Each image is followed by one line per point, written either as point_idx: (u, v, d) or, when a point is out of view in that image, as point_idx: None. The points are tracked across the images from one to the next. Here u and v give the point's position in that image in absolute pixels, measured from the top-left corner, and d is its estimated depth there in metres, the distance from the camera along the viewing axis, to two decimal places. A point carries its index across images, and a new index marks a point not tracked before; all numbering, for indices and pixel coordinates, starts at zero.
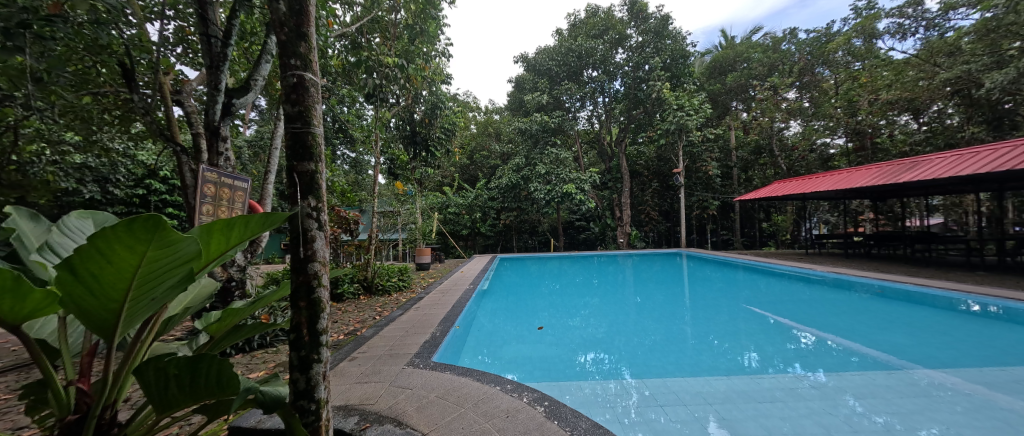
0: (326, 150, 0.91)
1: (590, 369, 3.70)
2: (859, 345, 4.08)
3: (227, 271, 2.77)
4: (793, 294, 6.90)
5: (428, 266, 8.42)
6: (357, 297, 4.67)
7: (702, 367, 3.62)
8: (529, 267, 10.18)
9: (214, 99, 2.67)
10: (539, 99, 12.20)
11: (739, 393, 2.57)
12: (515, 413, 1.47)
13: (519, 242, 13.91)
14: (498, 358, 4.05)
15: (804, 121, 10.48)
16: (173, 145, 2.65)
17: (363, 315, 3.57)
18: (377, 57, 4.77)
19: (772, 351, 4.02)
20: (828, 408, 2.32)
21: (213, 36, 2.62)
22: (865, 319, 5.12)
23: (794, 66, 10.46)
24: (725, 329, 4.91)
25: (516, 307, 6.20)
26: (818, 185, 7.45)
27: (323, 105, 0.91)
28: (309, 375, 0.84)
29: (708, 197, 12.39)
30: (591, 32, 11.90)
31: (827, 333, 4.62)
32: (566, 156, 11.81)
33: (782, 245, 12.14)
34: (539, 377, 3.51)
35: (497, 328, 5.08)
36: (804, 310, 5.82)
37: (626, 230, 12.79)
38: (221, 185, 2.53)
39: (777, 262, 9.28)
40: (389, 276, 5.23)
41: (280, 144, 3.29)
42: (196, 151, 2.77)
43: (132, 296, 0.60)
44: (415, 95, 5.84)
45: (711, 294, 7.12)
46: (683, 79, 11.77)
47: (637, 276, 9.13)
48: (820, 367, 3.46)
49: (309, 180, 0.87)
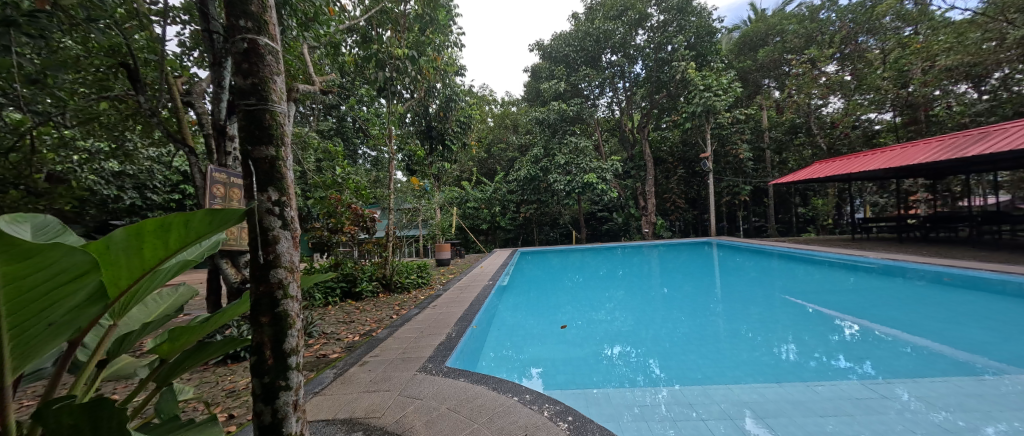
0: (288, 131, 0.78)
1: (615, 362, 3.52)
2: (916, 339, 3.67)
3: (241, 272, 2.73)
4: (837, 282, 6.39)
5: (448, 261, 8.37)
6: (376, 294, 4.62)
7: (738, 360, 3.35)
8: (550, 261, 10.00)
9: (219, 97, 2.60)
10: (556, 87, 11.86)
11: (794, 404, 2.28)
12: (534, 431, 1.29)
13: (540, 235, 13.67)
14: (522, 352, 3.93)
15: (844, 95, 9.68)
16: (182, 145, 2.62)
17: (380, 314, 3.50)
18: (387, 49, 4.67)
19: (815, 343, 3.69)
20: (909, 424, 2.00)
21: (215, 31, 2.52)
22: (921, 309, 4.65)
23: (834, 36, 9.66)
24: (761, 320, 4.58)
25: (538, 301, 6.03)
26: (866, 164, 6.76)
27: (283, 78, 0.79)
28: (275, 406, 0.70)
29: (739, 182, 11.80)
30: (609, 14, 11.37)
31: (878, 324, 4.20)
32: (586, 145, 11.47)
33: (822, 231, 11.32)
34: (564, 373, 3.34)
35: (519, 323, 4.95)
36: (850, 299, 5.35)
37: (651, 219, 12.36)
38: (230, 185, 2.48)
39: (818, 249, 8.63)
40: (408, 274, 5.17)
41: None
42: (206, 152, 2.74)
43: (13, 324, 0.46)
44: (428, 88, 5.77)
45: (745, 284, 6.69)
46: (710, 57, 11.06)
47: (664, 267, 8.75)
48: (875, 363, 3.11)
49: (269, 166, 0.75)
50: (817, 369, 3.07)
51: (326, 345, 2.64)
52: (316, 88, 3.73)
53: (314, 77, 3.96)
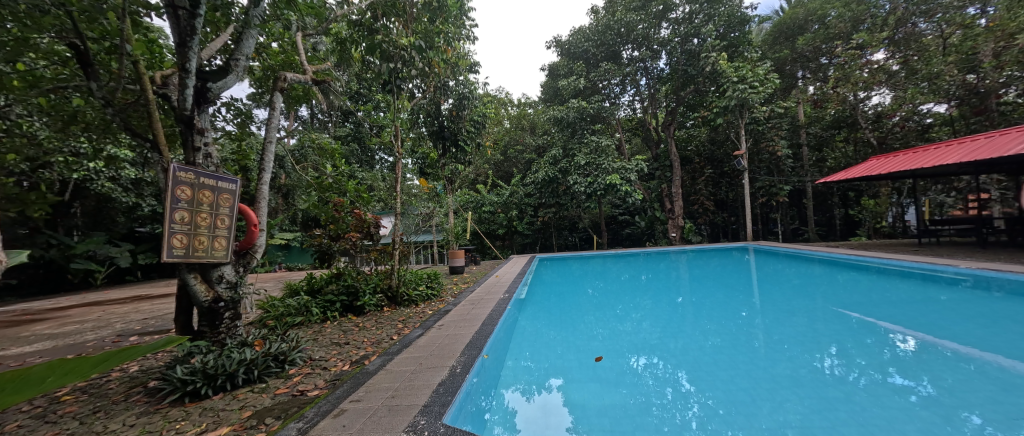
0: None
1: (641, 376, 3.12)
2: (1007, 360, 3.07)
3: (214, 290, 2.33)
4: (896, 291, 5.59)
5: (462, 269, 7.83)
6: (380, 308, 4.16)
7: (783, 379, 2.90)
8: (570, 267, 9.44)
9: (184, 83, 2.12)
10: (575, 84, 11.27)
11: None
12: None
13: (559, 240, 13.03)
14: (544, 360, 3.56)
15: (892, 88, 8.75)
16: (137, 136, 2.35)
17: (379, 335, 3.05)
18: (391, 39, 4.35)
19: (876, 358, 3.20)
20: None
21: (179, 5, 2.05)
22: (989, 320, 4.03)
23: (886, 18, 8.71)
24: (804, 330, 4.01)
25: (555, 310, 5.48)
26: (937, 158, 5.85)
27: None
28: None
29: (776, 182, 10.92)
30: (632, 5, 10.69)
31: (953, 340, 3.56)
32: (608, 144, 10.81)
33: (874, 234, 10.21)
34: (589, 386, 2.97)
35: (538, 329, 4.54)
36: (910, 309, 4.65)
37: (678, 223, 11.57)
38: (201, 187, 2.20)
39: (869, 254, 7.75)
40: (416, 285, 4.75)
41: (277, 139, 2.78)
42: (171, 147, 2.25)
43: None
44: (439, 84, 5.63)
45: (782, 291, 6.06)
46: (742, 47, 10.24)
47: (693, 273, 8.02)
48: (949, 390, 2.62)
49: None
50: (877, 394, 2.62)
51: (308, 378, 2.19)
52: (307, 78, 3.34)
53: (309, 67, 3.61)
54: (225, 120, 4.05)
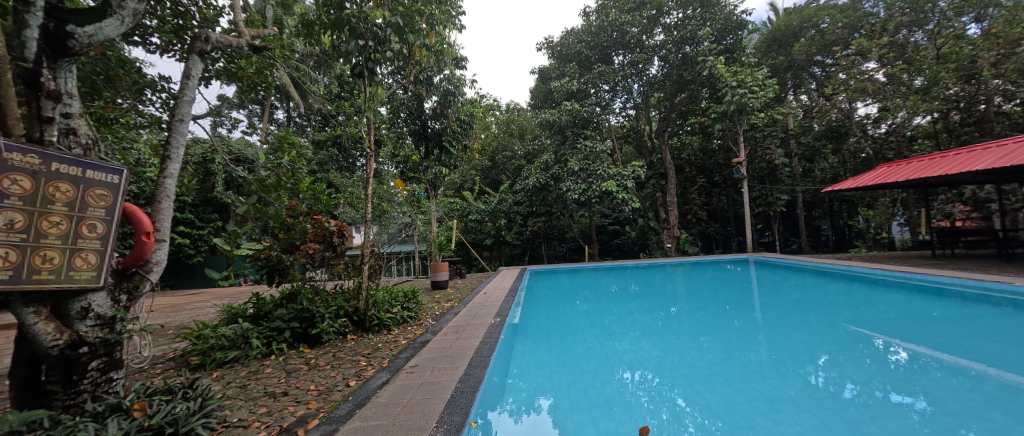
0: None
1: (637, 392, 2.51)
2: None
3: (71, 331, 1.58)
4: (917, 304, 5.10)
5: (446, 284, 7.06)
6: (342, 336, 3.43)
7: (809, 393, 2.31)
8: (562, 280, 8.85)
9: (22, 18, 1.43)
10: (567, 87, 10.83)
11: None
12: None
13: (548, 251, 12.43)
14: (530, 378, 2.92)
15: (878, 100, 8.54)
16: None
17: (330, 379, 2.32)
18: (364, 14, 3.67)
19: (920, 373, 2.62)
20: None
21: None
22: (1003, 336, 3.47)
23: (884, 25, 8.55)
24: (825, 344, 3.45)
25: (547, 324, 4.87)
26: (961, 165, 5.51)
27: None
28: None
29: (772, 191, 10.63)
30: (625, 7, 10.35)
31: (1005, 354, 2.99)
32: (602, 149, 10.31)
33: (874, 246, 9.93)
34: (578, 407, 2.33)
35: (527, 345, 3.89)
36: (942, 323, 4.10)
37: (673, 233, 11.13)
38: (54, 177, 1.49)
39: (872, 265, 7.41)
40: (388, 306, 4.02)
41: (192, 117, 2.10)
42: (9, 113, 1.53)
43: None
44: (421, 78, 5.05)
45: (782, 304, 5.53)
46: (738, 53, 10.01)
47: (691, 286, 7.51)
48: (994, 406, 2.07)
49: None
50: (878, 411, 2.07)
51: None
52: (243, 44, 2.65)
53: (249, 35, 2.89)
54: (152, 104, 3.29)
